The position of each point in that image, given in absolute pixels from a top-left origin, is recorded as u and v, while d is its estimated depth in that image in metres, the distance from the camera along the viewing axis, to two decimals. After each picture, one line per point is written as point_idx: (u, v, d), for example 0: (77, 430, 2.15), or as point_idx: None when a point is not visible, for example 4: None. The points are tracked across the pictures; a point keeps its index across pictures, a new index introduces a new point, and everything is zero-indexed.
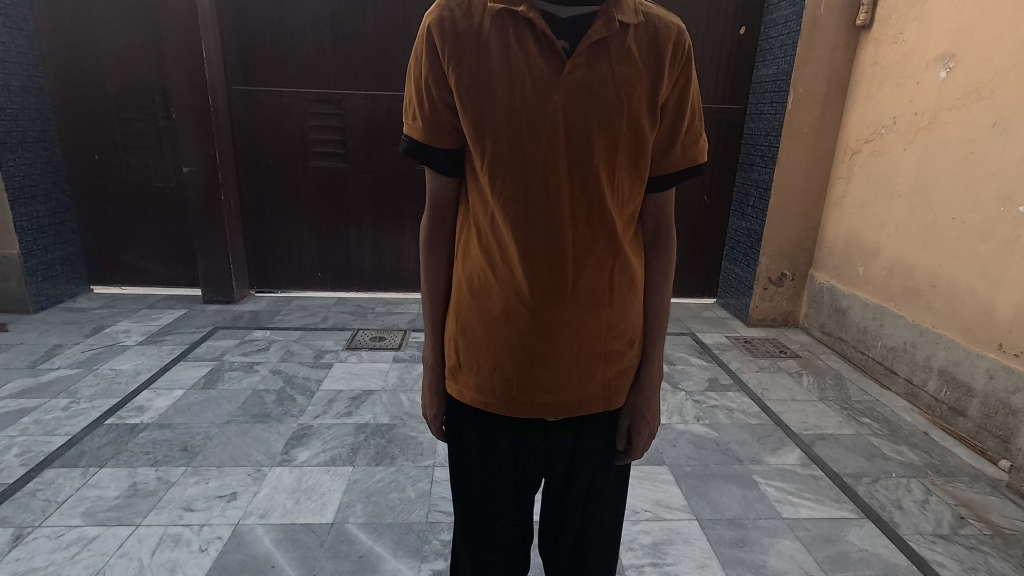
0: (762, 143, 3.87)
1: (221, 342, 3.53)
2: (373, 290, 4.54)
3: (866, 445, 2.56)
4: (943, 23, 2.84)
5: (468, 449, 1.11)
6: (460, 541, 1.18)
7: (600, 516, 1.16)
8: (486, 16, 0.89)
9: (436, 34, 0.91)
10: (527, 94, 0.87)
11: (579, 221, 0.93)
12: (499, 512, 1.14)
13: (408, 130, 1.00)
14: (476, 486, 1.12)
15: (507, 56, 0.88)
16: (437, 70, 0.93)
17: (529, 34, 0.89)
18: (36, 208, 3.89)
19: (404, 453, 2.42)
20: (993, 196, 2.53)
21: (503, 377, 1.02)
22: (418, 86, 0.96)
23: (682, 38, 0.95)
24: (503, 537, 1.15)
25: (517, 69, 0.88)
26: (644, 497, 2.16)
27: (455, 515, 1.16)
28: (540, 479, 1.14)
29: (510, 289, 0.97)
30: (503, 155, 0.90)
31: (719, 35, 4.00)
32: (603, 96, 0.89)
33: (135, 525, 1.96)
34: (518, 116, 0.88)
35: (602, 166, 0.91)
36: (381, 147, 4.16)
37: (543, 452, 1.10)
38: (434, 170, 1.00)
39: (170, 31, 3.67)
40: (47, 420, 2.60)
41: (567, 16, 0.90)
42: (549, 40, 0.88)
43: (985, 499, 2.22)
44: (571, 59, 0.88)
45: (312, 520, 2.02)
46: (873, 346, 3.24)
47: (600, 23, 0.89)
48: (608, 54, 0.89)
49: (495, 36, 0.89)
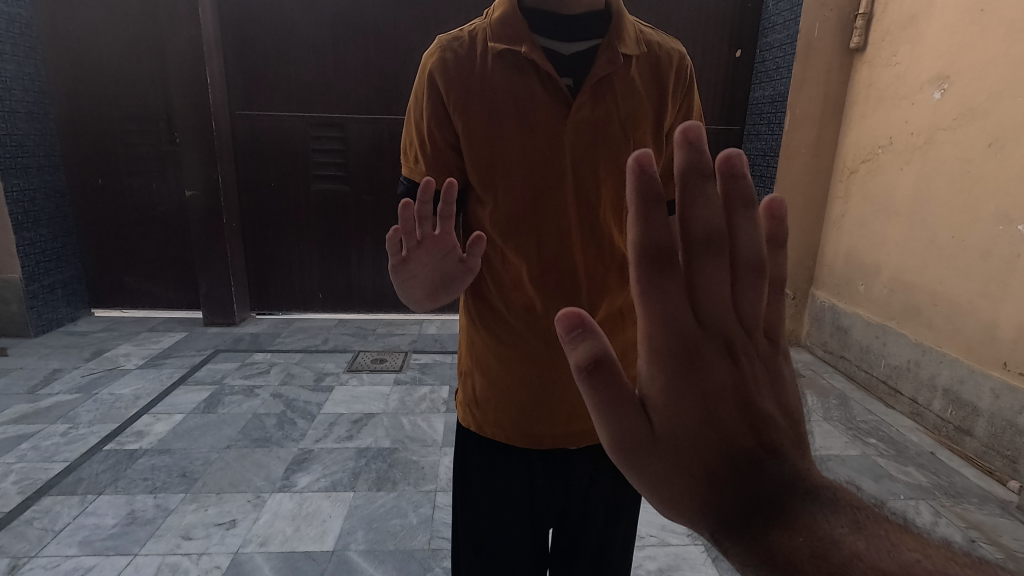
0: (760, 163, 3.90)
1: (221, 365, 3.52)
2: (373, 311, 4.54)
3: (872, 466, 2.53)
4: (935, 46, 2.89)
5: (484, 467, 1.09)
6: (465, 555, 1.15)
7: (615, 540, 1.14)
8: (490, 58, 0.92)
9: (440, 77, 0.92)
10: (538, 137, 0.92)
11: (591, 255, 0.97)
12: (512, 536, 1.12)
13: (405, 169, 1.01)
14: (488, 499, 1.10)
15: (514, 95, 0.91)
16: (439, 110, 0.94)
17: (533, 72, 0.92)
18: (39, 233, 3.92)
19: (405, 478, 2.39)
20: (991, 215, 2.56)
21: (521, 411, 1.02)
22: (418, 129, 0.96)
23: (683, 64, 1.00)
24: (512, 551, 1.13)
25: (524, 107, 0.91)
26: (649, 522, 2.14)
27: (462, 527, 1.13)
28: (556, 499, 1.12)
29: (525, 321, 0.99)
30: (514, 191, 0.93)
31: (715, 59, 4.06)
32: (608, 134, 0.94)
33: (133, 555, 1.93)
34: (531, 159, 0.92)
35: (608, 199, 0.95)
36: (383, 169, 4.19)
37: (559, 478, 1.10)
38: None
39: (177, 59, 3.76)
40: (45, 447, 2.57)
41: (571, 52, 0.95)
42: (553, 80, 0.92)
43: (996, 521, 2.19)
44: (576, 98, 0.92)
45: (312, 547, 1.98)
46: (876, 365, 3.22)
47: (603, 57, 0.92)
48: (612, 90, 0.94)
49: (500, 78, 0.91)
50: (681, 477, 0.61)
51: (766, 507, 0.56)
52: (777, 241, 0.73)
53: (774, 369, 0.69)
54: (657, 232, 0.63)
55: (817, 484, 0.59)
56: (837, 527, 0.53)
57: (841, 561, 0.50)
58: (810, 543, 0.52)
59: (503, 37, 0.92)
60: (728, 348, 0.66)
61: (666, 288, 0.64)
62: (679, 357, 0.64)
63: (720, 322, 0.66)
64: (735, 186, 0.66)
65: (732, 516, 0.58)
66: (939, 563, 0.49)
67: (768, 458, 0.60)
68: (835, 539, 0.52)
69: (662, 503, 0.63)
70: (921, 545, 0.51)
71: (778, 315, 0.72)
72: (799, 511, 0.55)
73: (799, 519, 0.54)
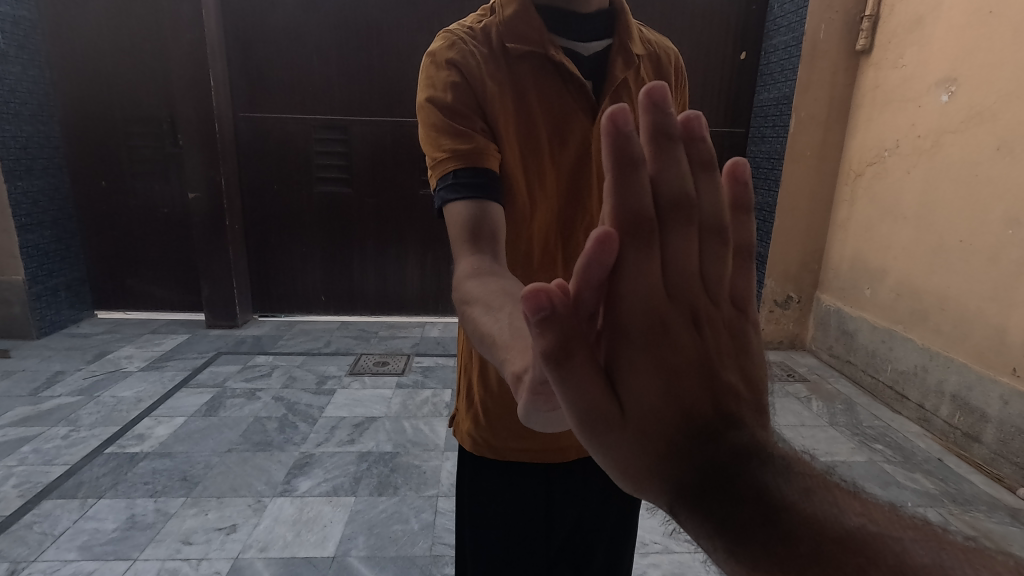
0: (764, 166, 3.87)
1: (223, 368, 3.51)
2: (376, 314, 4.52)
3: (879, 473, 2.50)
4: (943, 48, 2.86)
5: (501, 469, 1.08)
6: (474, 556, 1.13)
7: (625, 538, 1.17)
8: (515, 61, 0.96)
9: (468, 77, 0.93)
10: (566, 139, 0.98)
11: None
12: (527, 541, 1.11)
13: (430, 169, 0.94)
14: (503, 500, 1.10)
15: (542, 99, 0.97)
16: (468, 101, 0.92)
17: (558, 74, 0.97)
18: (42, 235, 3.92)
19: (407, 484, 2.36)
20: (1000, 219, 2.53)
21: None
22: (448, 125, 0.91)
23: (679, 61, 1.10)
24: (525, 554, 1.12)
25: (554, 110, 0.97)
26: (653, 529, 2.12)
27: (474, 528, 1.12)
28: (573, 503, 1.12)
29: None
30: (546, 195, 0.99)
31: (719, 61, 4.04)
32: None
33: (132, 560, 1.92)
34: (561, 163, 0.99)
35: None
36: (385, 171, 4.18)
37: (575, 487, 1.11)
38: (474, 203, 0.90)
39: (180, 62, 3.76)
40: (46, 450, 2.57)
41: (589, 52, 1.00)
42: (579, 83, 0.97)
43: (1005, 529, 2.16)
44: (600, 103, 0.98)
45: (313, 553, 1.97)
46: (883, 370, 3.19)
47: (620, 60, 0.98)
48: (629, 91, 1.00)
49: (530, 82, 0.96)
50: (642, 450, 0.60)
51: (722, 474, 0.55)
52: (741, 208, 0.72)
53: (739, 338, 0.68)
54: (628, 202, 0.61)
55: (774, 453, 0.58)
56: (788, 494, 0.53)
57: (788, 525, 0.51)
58: (762, 510, 0.52)
59: (524, 38, 0.96)
60: (693, 318, 0.64)
61: (635, 256, 0.62)
62: (643, 329, 0.62)
63: (685, 293, 0.65)
64: (694, 151, 0.65)
65: (690, 487, 0.57)
66: (883, 525, 0.49)
67: (726, 428, 0.59)
68: (783, 505, 0.52)
69: (626, 475, 0.62)
70: (868, 509, 0.51)
71: (746, 284, 0.71)
72: (753, 477, 0.54)
73: (754, 485, 0.54)
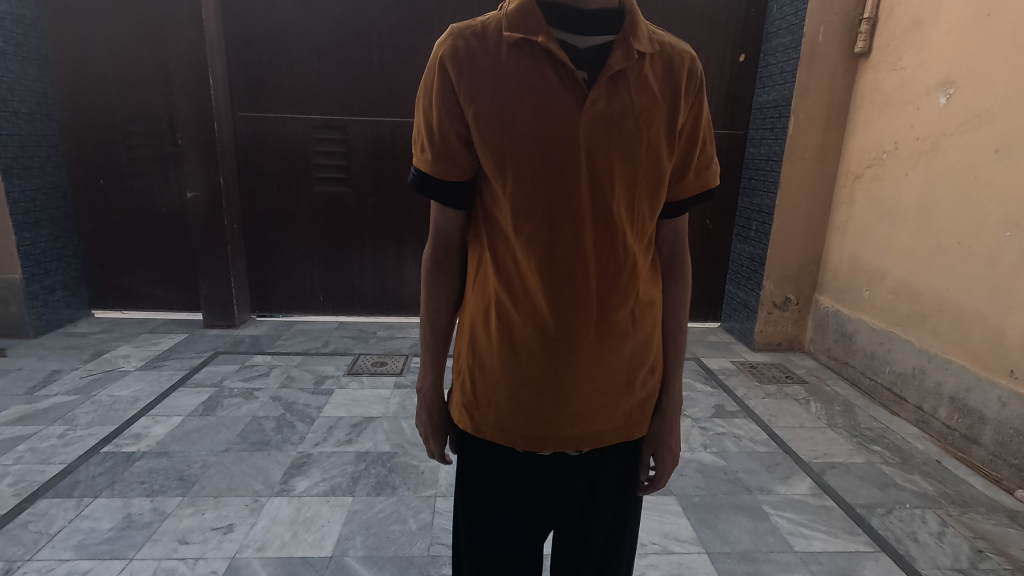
0: (763, 168, 3.87)
1: (221, 367, 3.50)
2: (373, 314, 4.51)
3: (878, 474, 2.50)
4: (942, 50, 2.87)
5: (486, 460, 1.10)
6: (463, 547, 1.15)
7: (620, 537, 1.17)
8: (504, 45, 0.91)
9: (451, 65, 0.92)
10: (553, 125, 0.90)
11: (602, 255, 0.97)
12: (513, 532, 1.12)
13: (415, 158, 1.02)
14: (489, 490, 1.11)
15: (529, 86, 0.90)
16: (448, 97, 0.93)
17: (548, 61, 0.91)
18: (40, 233, 3.91)
19: (405, 484, 2.36)
20: (998, 220, 2.54)
21: (522, 415, 1.04)
22: (428, 119, 0.96)
23: (694, 64, 1.04)
24: (513, 544, 1.13)
25: (540, 96, 0.90)
26: (652, 530, 2.11)
27: (462, 518, 1.13)
28: (560, 497, 1.13)
29: (532, 320, 1.00)
30: (526, 190, 0.92)
31: (719, 62, 4.04)
32: (624, 128, 0.93)
33: (128, 559, 1.91)
34: (546, 152, 0.91)
35: (623, 197, 0.96)
36: (385, 170, 4.17)
37: (563, 481, 1.11)
38: (440, 202, 1.01)
39: (179, 62, 3.75)
40: (43, 448, 2.55)
41: (586, 45, 0.96)
42: (570, 70, 0.91)
43: (1004, 531, 2.16)
44: (592, 90, 0.92)
45: (310, 553, 1.96)
46: (881, 372, 3.19)
47: (619, 52, 0.95)
48: (627, 84, 0.95)
49: (518, 68, 0.90)
50: None
51: None
52: None
53: None
54: None
55: None
56: None
57: None
58: None
59: (520, 28, 0.91)
60: None
61: None
62: None
63: None
64: None
65: None
66: None
67: None
68: None
69: None
70: None
71: None
72: None
73: None
